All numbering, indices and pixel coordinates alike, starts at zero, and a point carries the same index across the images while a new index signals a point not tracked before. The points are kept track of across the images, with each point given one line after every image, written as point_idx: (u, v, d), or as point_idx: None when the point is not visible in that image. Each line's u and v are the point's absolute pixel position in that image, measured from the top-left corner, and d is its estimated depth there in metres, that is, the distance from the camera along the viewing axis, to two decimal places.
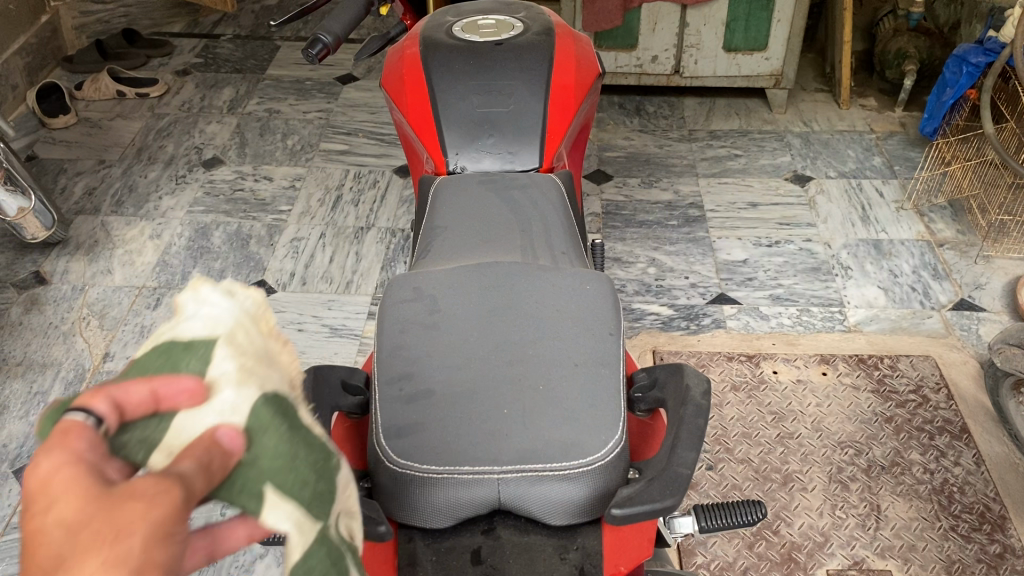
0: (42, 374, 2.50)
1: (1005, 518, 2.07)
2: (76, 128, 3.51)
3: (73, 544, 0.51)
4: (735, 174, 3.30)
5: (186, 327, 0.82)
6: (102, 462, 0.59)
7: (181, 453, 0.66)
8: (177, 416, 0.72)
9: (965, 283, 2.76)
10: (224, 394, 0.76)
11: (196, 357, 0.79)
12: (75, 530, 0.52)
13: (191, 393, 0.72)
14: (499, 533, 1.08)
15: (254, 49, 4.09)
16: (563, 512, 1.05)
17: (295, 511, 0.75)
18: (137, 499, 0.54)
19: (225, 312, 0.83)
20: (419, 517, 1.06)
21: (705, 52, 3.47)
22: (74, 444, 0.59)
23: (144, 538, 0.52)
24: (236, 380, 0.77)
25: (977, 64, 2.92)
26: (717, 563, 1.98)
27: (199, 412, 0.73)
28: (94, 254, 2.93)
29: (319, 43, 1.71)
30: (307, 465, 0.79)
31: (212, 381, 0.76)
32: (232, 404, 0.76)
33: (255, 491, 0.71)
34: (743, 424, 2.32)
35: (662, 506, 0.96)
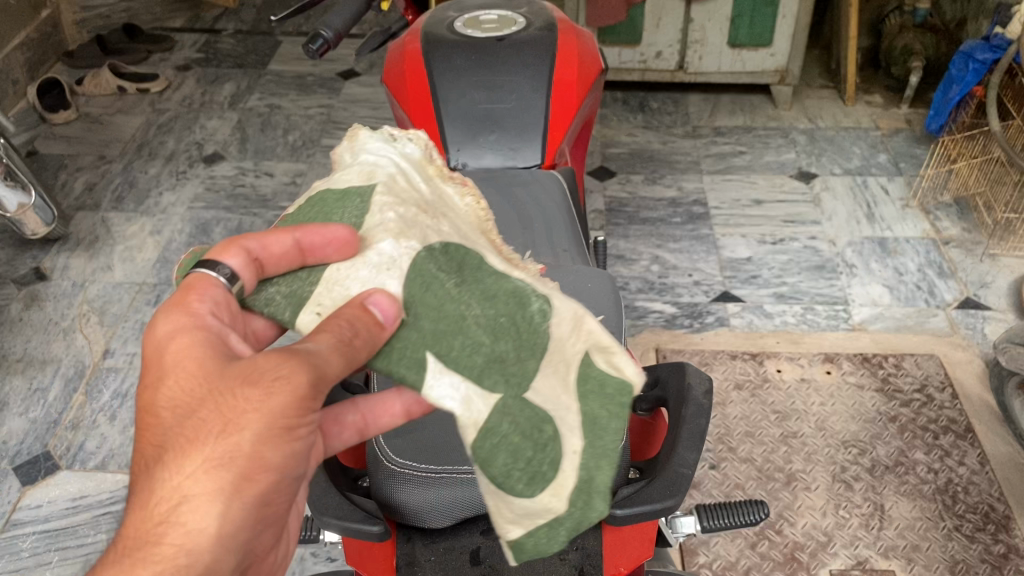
0: (42, 370, 2.49)
1: (1009, 519, 2.05)
2: (77, 123, 3.50)
3: (188, 426, 0.72)
4: (739, 171, 3.28)
5: (347, 180, 1.01)
6: (220, 342, 0.80)
7: (326, 326, 0.78)
8: (330, 267, 0.90)
9: (971, 282, 2.74)
10: (380, 247, 0.90)
11: (354, 205, 0.96)
12: (188, 412, 0.73)
13: (339, 244, 0.90)
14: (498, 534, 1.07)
15: (256, 45, 4.07)
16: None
17: (463, 379, 0.83)
18: (251, 388, 0.72)
19: (382, 165, 1.03)
20: (417, 517, 1.05)
21: (709, 48, 3.45)
22: (198, 306, 0.83)
23: (253, 432, 0.71)
24: (394, 233, 0.91)
25: (984, 60, 2.90)
26: (719, 563, 1.97)
27: (353, 262, 0.89)
28: (94, 250, 2.92)
29: (320, 38, 1.69)
30: (481, 324, 0.87)
31: (366, 231, 0.92)
32: (388, 251, 0.90)
33: (414, 358, 0.83)
34: (746, 423, 2.30)
35: (663, 506, 0.95)
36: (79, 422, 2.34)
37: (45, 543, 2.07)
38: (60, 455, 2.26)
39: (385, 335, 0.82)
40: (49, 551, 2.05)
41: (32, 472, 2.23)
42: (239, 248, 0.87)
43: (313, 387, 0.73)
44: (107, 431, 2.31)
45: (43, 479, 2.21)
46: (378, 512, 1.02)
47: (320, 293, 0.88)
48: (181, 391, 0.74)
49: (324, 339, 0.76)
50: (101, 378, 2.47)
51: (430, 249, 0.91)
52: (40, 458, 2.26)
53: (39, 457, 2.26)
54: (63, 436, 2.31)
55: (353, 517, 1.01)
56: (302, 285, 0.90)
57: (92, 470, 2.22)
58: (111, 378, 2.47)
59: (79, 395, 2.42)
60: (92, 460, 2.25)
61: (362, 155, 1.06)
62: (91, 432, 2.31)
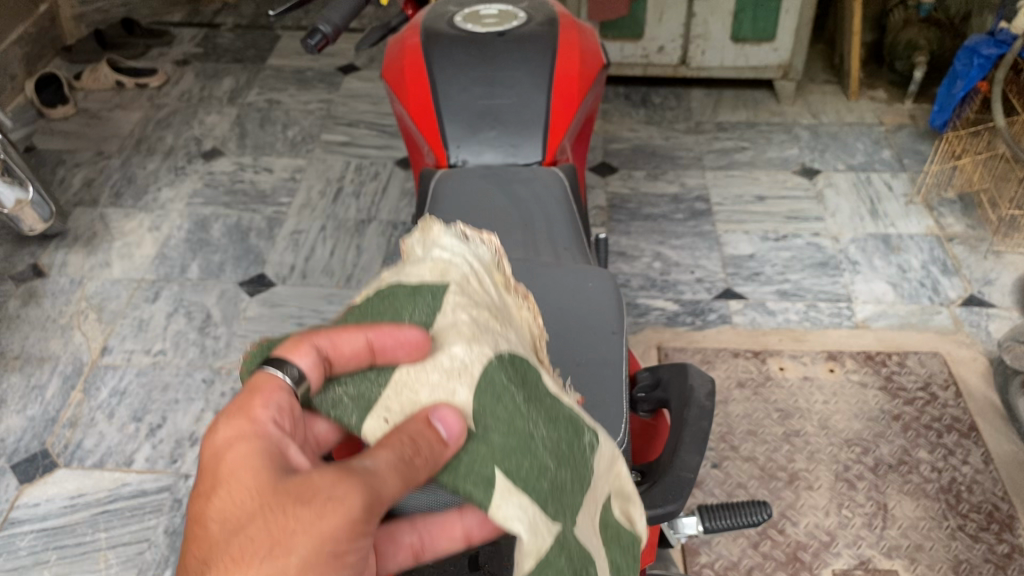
0: (40, 367, 2.48)
1: (1013, 518, 2.03)
2: (76, 119, 3.48)
3: (238, 538, 0.67)
4: (742, 167, 3.26)
5: (418, 277, 0.99)
6: (275, 452, 0.75)
7: (384, 442, 0.75)
8: (399, 369, 0.85)
9: (975, 279, 2.72)
10: (452, 350, 0.86)
11: (424, 307, 0.93)
12: (240, 523, 0.68)
13: (411, 347, 0.85)
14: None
15: (256, 40, 4.05)
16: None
17: (531, 503, 0.76)
18: (306, 502, 0.68)
19: (454, 259, 1.02)
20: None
21: (712, 43, 3.42)
22: (260, 413, 0.78)
23: (303, 547, 0.66)
24: (467, 336, 0.88)
25: (988, 56, 2.86)
26: (721, 563, 1.95)
27: (423, 366, 0.85)
28: (93, 246, 2.90)
29: (318, 33, 1.66)
30: (549, 446, 0.81)
31: (440, 332, 0.90)
32: (460, 360, 0.86)
33: (483, 475, 0.76)
34: (748, 421, 2.28)
35: (665, 510, 0.93)
36: (77, 420, 2.33)
37: (43, 541, 2.05)
38: (58, 453, 2.25)
39: (449, 453, 0.77)
40: (46, 549, 2.04)
41: (30, 470, 2.21)
42: (311, 348, 0.82)
43: (368, 510, 0.70)
44: (104, 429, 2.30)
45: (40, 477, 2.19)
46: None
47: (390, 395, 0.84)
48: (231, 503, 0.69)
49: (384, 455, 0.73)
50: (99, 375, 2.45)
51: (501, 357, 0.87)
52: (37, 456, 2.24)
53: (36, 455, 2.24)
54: (61, 433, 2.29)
55: None
56: (370, 387, 0.84)
57: (89, 468, 2.21)
58: (109, 375, 2.45)
59: (77, 392, 2.40)
60: (89, 458, 2.23)
61: (438, 250, 1.04)
62: (89, 430, 2.30)
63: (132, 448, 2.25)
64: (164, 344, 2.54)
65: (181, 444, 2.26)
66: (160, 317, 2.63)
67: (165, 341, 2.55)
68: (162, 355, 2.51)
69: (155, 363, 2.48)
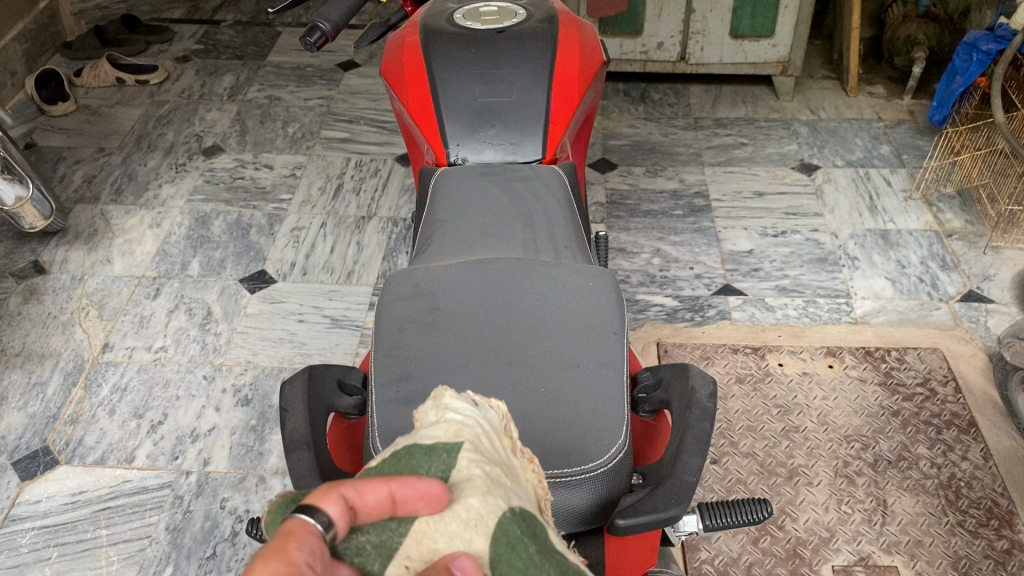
0: (41, 364, 2.48)
1: (1012, 514, 2.04)
2: (76, 115, 3.48)
3: None
4: (741, 163, 3.26)
5: (432, 430, 0.89)
6: None
7: None
8: (417, 522, 0.74)
9: (974, 274, 2.73)
10: (468, 502, 0.79)
11: (440, 460, 0.84)
12: None
13: (432, 498, 0.74)
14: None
15: (255, 36, 4.05)
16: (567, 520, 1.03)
17: None
18: None
19: (470, 417, 0.93)
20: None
21: (711, 39, 3.43)
22: (294, 555, 0.59)
23: None
24: (482, 490, 0.81)
25: (988, 51, 2.86)
26: (720, 559, 1.96)
27: (441, 518, 0.76)
28: (93, 243, 2.90)
29: (318, 31, 1.67)
30: None
31: (457, 483, 0.82)
32: (476, 514, 0.79)
33: None
34: (747, 417, 2.29)
35: (667, 515, 0.91)
36: (78, 417, 2.33)
37: (45, 538, 2.06)
38: (59, 450, 2.25)
39: None
40: (48, 546, 2.04)
41: (32, 467, 2.22)
42: (336, 493, 0.66)
43: None
44: (106, 426, 2.31)
45: (42, 473, 2.20)
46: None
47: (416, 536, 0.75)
48: None
49: None
50: (100, 372, 2.46)
51: (514, 510, 0.82)
52: (39, 453, 2.25)
53: (38, 451, 2.25)
54: (62, 430, 2.30)
55: None
56: (392, 537, 0.72)
57: (91, 465, 2.22)
58: (110, 372, 2.46)
59: (78, 389, 2.41)
60: (91, 454, 2.24)
61: (448, 413, 0.93)
62: (90, 427, 2.31)
63: (133, 445, 2.26)
64: (165, 341, 2.55)
65: (182, 441, 2.27)
66: (161, 314, 2.64)
67: (166, 338, 2.56)
68: (162, 352, 2.52)
69: (156, 360, 2.49)
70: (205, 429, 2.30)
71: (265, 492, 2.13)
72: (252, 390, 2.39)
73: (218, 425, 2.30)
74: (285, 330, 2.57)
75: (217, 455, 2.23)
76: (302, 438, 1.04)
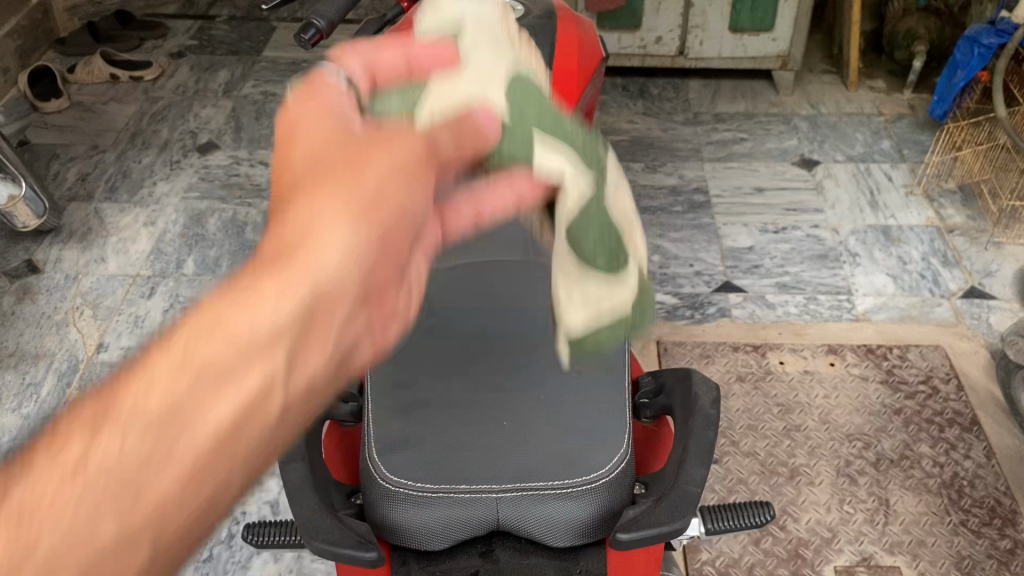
0: (35, 364, 2.46)
1: (1016, 513, 2.02)
2: (69, 112, 3.45)
3: (305, 175, 0.68)
4: (740, 159, 3.24)
5: (441, 19, 1.16)
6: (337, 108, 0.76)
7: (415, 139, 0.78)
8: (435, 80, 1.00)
9: (976, 270, 2.71)
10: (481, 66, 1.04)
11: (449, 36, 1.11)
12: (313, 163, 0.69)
13: (447, 69, 1.02)
14: (495, 552, 1.12)
15: (250, 32, 4.01)
16: (560, 531, 1.10)
17: (568, 158, 0.97)
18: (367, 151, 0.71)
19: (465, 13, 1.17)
20: (417, 539, 1.10)
21: (710, 33, 3.40)
22: (327, 89, 0.78)
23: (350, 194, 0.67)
24: (491, 64, 1.05)
25: (989, 45, 2.84)
26: (722, 560, 1.94)
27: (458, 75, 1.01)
28: (87, 242, 2.87)
29: (312, 28, 1.65)
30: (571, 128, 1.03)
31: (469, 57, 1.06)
32: (490, 73, 1.03)
33: (523, 140, 0.96)
34: (748, 416, 2.27)
35: (672, 528, 0.90)
36: None
37: None
38: None
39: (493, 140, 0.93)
40: None
41: None
42: (353, 58, 0.92)
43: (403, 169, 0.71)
44: None
45: None
46: (371, 537, 1.00)
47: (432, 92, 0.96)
48: (308, 140, 0.71)
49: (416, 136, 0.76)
50: (94, 372, 2.43)
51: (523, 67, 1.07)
52: None
53: None
54: None
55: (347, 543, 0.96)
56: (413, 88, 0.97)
57: None
58: (104, 372, 2.43)
59: (72, 390, 2.38)
60: None
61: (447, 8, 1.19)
62: None
63: None
64: None
65: None
66: (155, 314, 2.61)
67: None
68: None
69: None
70: None
71: (261, 494, 2.11)
72: None
73: None
74: None
75: None
76: (297, 452, 1.06)
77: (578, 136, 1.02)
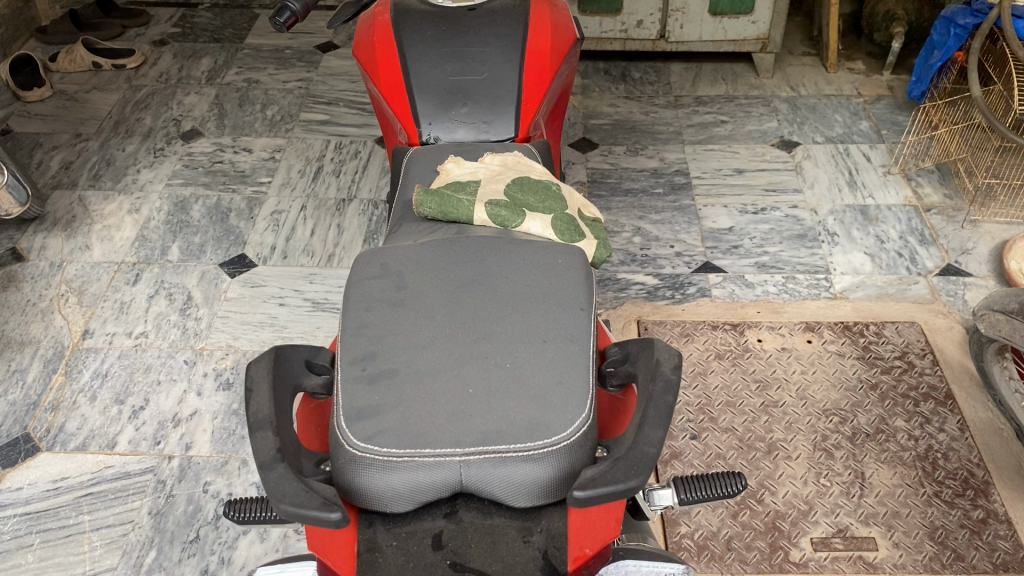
0: (20, 352, 2.48)
1: (988, 484, 2.06)
2: (52, 101, 3.45)
3: None
4: (721, 141, 3.27)
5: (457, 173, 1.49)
6: None
7: None
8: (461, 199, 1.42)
9: (952, 248, 2.74)
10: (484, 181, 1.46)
11: (461, 186, 1.44)
12: None
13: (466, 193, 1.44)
14: (461, 517, 1.05)
15: (233, 19, 4.01)
16: (527, 493, 1.03)
17: (544, 223, 1.37)
18: None
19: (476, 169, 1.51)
20: (378, 501, 1.03)
21: (690, 16, 3.42)
22: None
23: None
24: (484, 186, 1.44)
25: (965, 25, 2.87)
26: (701, 533, 1.98)
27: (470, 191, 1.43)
28: (72, 229, 2.89)
29: (287, 11, 1.66)
30: (544, 204, 1.42)
31: (470, 185, 1.45)
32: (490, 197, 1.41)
33: (516, 214, 1.37)
34: (726, 392, 2.30)
35: (626, 486, 0.92)
36: (59, 404, 2.34)
37: (26, 526, 2.06)
38: (40, 437, 2.25)
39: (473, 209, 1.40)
40: (30, 533, 2.05)
41: (12, 454, 2.22)
42: None
43: None
44: (87, 412, 2.31)
45: (23, 461, 2.20)
46: (337, 499, 0.94)
47: (453, 209, 1.39)
48: None
49: None
50: (81, 358, 2.46)
51: (499, 201, 1.39)
52: (19, 441, 2.25)
53: (18, 439, 2.25)
54: (43, 417, 2.30)
55: (311, 503, 0.92)
56: (451, 203, 1.40)
57: (73, 451, 2.22)
58: (91, 358, 2.46)
59: (58, 375, 2.41)
60: (72, 441, 2.24)
61: (463, 166, 1.52)
62: (71, 413, 2.31)
63: (114, 430, 2.26)
64: (145, 326, 2.55)
65: (164, 426, 2.27)
66: (140, 300, 2.63)
67: (146, 323, 2.55)
68: (143, 338, 2.51)
69: (137, 345, 2.49)
70: (187, 414, 2.29)
71: (247, 475, 2.14)
72: (233, 373, 2.39)
73: (200, 409, 2.30)
74: (266, 313, 2.56)
75: (199, 439, 2.23)
76: (265, 418, 1.02)
77: (541, 195, 1.44)
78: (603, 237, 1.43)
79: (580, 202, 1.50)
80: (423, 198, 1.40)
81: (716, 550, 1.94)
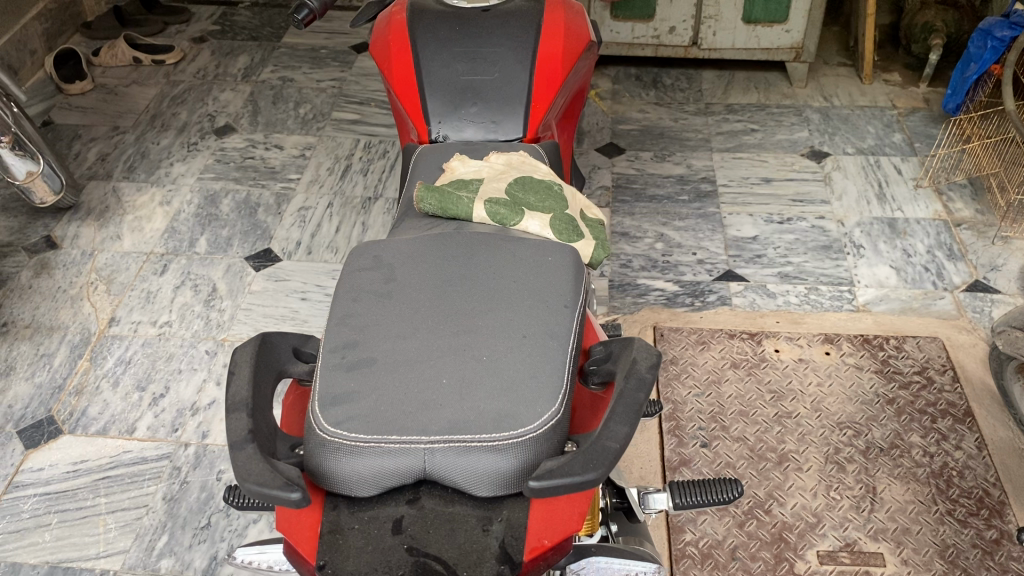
0: (49, 337, 2.54)
1: (1003, 504, 2.02)
2: (93, 94, 3.54)
3: None
4: (750, 149, 3.24)
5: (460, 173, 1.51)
6: None
7: None
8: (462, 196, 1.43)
9: (981, 264, 2.70)
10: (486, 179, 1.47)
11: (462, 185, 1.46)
12: None
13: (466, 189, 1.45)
14: (423, 504, 1.06)
15: (272, 18, 4.08)
16: (490, 483, 1.04)
17: (543, 225, 1.38)
18: None
19: (480, 168, 1.53)
20: (344, 484, 1.05)
21: (724, 24, 3.40)
22: None
23: None
24: (486, 185, 1.45)
25: (1002, 38, 2.84)
26: (706, 541, 1.97)
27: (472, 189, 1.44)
28: (104, 219, 2.95)
29: (305, 8, 1.69)
30: (544, 204, 1.43)
31: (471, 182, 1.46)
32: (491, 195, 1.42)
33: (515, 213, 1.38)
34: (740, 401, 2.29)
35: (583, 478, 0.93)
36: (83, 388, 2.39)
37: (45, 505, 2.12)
38: (63, 420, 2.31)
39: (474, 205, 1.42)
40: (48, 512, 2.10)
41: (35, 435, 2.27)
42: None
43: None
44: (109, 398, 2.36)
45: (45, 442, 2.26)
46: (300, 480, 0.96)
47: (451, 207, 1.41)
48: None
49: None
50: (105, 345, 2.51)
51: (500, 200, 1.40)
52: (43, 423, 2.30)
53: (42, 421, 2.31)
54: (67, 401, 2.35)
55: (275, 483, 0.94)
56: (451, 201, 1.41)
57: (93, 435, 2.27)
58: (115, 346, 2.51)
59: (83, 361, 2.46)
60: (94, 425, 2.29)
61: (468, 165, 1.53)
62: (94, 398, 2.36)
63: (134, 417, 2.31)
64: (170, 316, 2.59)
65: (182, 414, 2.31)
66: (167, 290, 2.68)
67: (170, 313, 2.60)
68: (167, 327, 2.56)
69: (160, 334, 2.54)
70: (205, 403, 2.33)
71: None
72: None
73: (218, 399, 2.34)
74: (288, 307, 2.60)
75: (215, 429, 2.26)
76: (241, 400, 1.04)
77: (543, 196, 1.45)
78: (603, 238, 1.44)
79: (584, 204, 1.50)
80: (423, 194, 1.42)
81: (720, 559, 1.93)
